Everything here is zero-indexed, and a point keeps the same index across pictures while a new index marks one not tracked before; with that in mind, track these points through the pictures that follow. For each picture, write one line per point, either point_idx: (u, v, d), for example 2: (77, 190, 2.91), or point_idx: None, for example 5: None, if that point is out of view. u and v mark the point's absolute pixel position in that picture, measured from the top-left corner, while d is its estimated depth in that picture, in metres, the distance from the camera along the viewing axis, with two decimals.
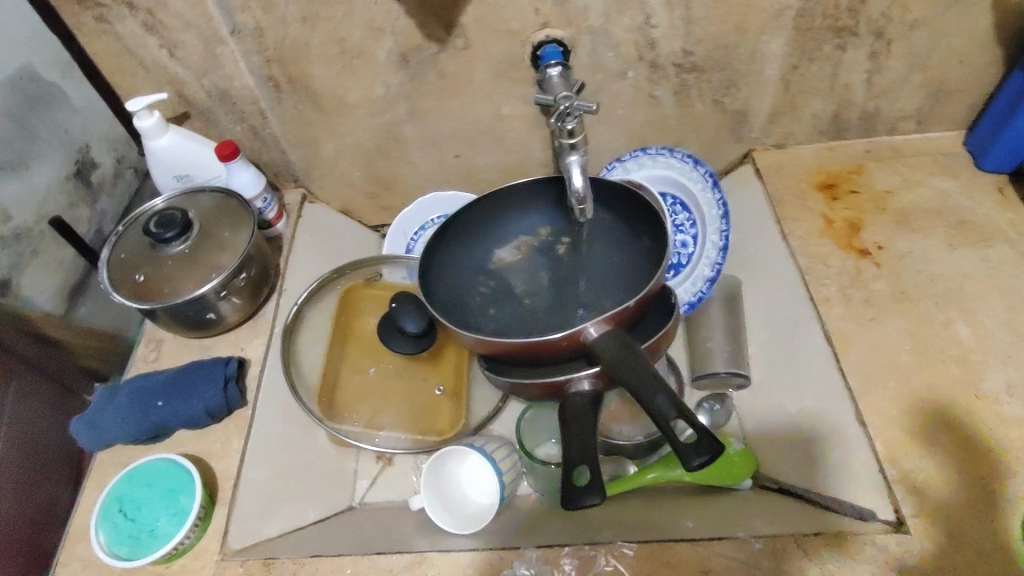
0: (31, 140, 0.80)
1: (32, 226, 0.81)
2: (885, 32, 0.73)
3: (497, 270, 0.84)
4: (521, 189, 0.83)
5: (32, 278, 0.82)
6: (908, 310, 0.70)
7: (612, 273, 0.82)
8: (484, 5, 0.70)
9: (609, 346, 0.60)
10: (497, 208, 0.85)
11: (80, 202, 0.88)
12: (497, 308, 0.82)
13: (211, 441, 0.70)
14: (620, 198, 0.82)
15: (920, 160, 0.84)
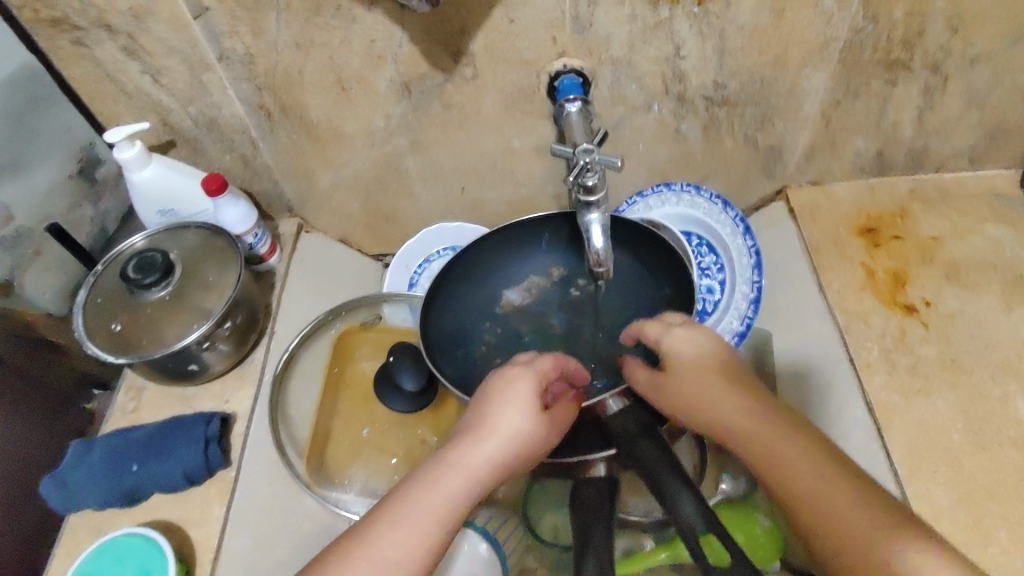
0: (30, 140, 0.71)
1: (32, 226, 0.75)
2: (943, 67, 0.66)
3: (502, 318, 0.76)
4: (533, 224, 0.75)
5: (33, 279, 0.77)
6: (960, 382, 0.64)
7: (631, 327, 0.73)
8: (495, 33, 0.63)
9: (629, 424, 0.57)
10: (505, 247, 0.76)
11: (84, 200, 0.80)
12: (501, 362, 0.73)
13: (190, 506, 0.65)
14: (644, 241, 0.73)
15: (972, 204, 0.76)
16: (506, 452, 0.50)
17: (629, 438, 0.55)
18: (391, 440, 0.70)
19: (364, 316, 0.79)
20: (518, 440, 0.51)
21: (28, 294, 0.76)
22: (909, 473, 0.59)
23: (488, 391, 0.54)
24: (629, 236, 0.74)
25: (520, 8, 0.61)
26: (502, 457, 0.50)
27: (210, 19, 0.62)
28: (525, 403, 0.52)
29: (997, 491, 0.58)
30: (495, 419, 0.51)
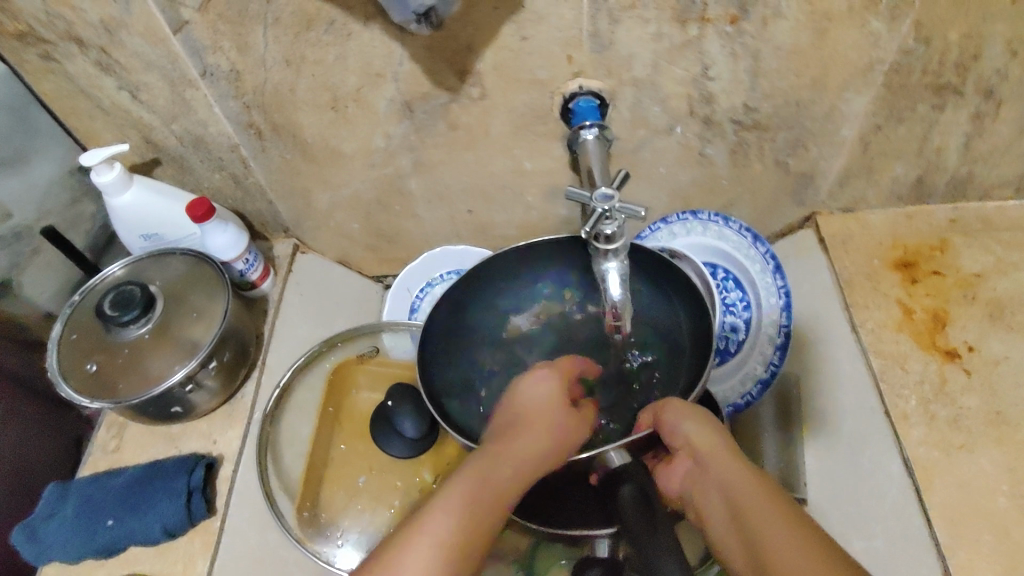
0: (33, 134, 0.67)
1: (33, 223, 0.70)
2: (997, 92, 0.60)
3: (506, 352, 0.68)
4: (546, 250, 0.67)
5: (31, 278, 0.72)
6: (1006, 438, 0.59)
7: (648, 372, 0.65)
8: (505, 51, 0.57)
9: (629, 492, 0.50)
10: (515, 273, 0.68)
11: (85, 197, 0.75)
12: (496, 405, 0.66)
13: (172, 561, 0.60)
14: (665, 274, 0.65)
15: (1018, 236, 0.70)
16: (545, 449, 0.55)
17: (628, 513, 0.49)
18: (389, 488, 0.65)
19: (362, 346, 0.74)
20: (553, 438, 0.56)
21: (27, 294, 0.72)
22: (952, 542, 0.55)
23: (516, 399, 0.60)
24: (652, 266, 0.65)
25: (533, 25, 0.55)
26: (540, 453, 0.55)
27: (191, 34, 0.56)
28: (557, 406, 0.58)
29: None
30: (533, 420, 0.57)
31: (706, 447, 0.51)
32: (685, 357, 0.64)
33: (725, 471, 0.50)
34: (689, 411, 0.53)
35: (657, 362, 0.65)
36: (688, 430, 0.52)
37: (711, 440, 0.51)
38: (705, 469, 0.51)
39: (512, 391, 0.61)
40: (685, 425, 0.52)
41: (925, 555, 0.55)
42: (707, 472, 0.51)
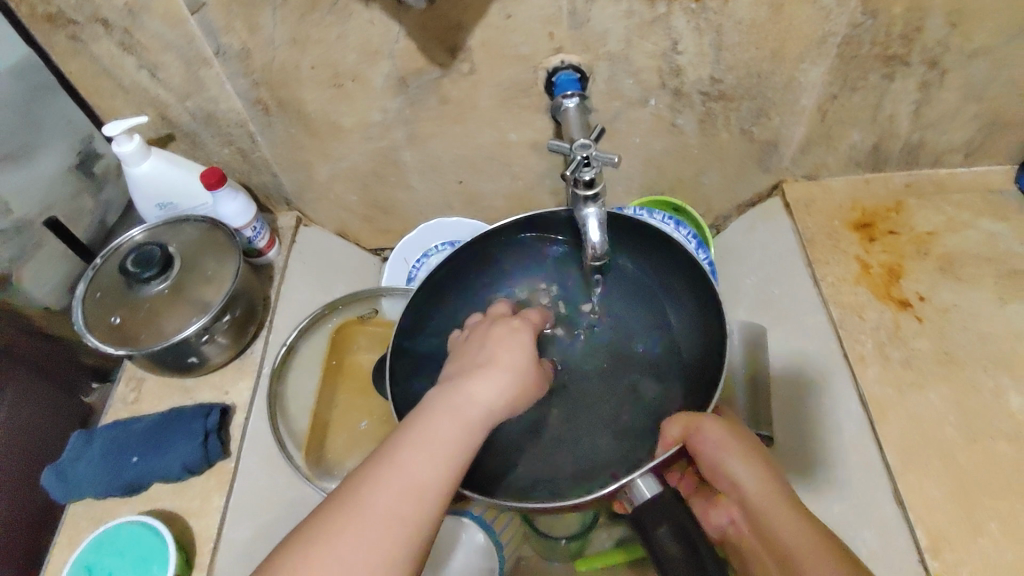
0: (36, 130, 0.71)
1: (32, 217, 0.73)
2: (939, 62, 0.66)
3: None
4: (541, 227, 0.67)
5: (34, 271, 0.75)
6: (954, 374, 0.65)
7: (643, 361, 0.63)
8: (492, 29, 0.63)
9: (665, 534, 0.49)
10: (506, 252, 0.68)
11: (83, 192, 0.79)
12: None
13: (190, 497, 0.66)
14: (661, 255, 0.65)
15: (967, 198, 0.76)
16: (513, 389, 0.52)
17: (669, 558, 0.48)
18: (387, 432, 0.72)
19: (362, 309, 0.79)
20: (523, 379, 0.54)
21: (28, 288, 0.75)
22: (902, 466, 0.61)
23: (484, 338, 0.56)
24: (648, 246, 0.65)
25: (517, 4, 0.61)
26: (509, 392, 0.52)
27: (206, 15, 0.62)
28: (525, 349, 0.55)
29: (989, 485, 0.59)
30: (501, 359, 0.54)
31: (749, 486, 0.52)
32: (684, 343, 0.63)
33: (770, 513, 0.51)
34: (729, 442, 0.53)
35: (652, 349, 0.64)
36: (729, 465, 0.53)
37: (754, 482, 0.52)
38: (747, 506, 0.52)
39: (480, 334, 0.58)
40: (726, 460, 0.53)
41: (877, 479, 0.61)
42: (749, 512, 0.52)
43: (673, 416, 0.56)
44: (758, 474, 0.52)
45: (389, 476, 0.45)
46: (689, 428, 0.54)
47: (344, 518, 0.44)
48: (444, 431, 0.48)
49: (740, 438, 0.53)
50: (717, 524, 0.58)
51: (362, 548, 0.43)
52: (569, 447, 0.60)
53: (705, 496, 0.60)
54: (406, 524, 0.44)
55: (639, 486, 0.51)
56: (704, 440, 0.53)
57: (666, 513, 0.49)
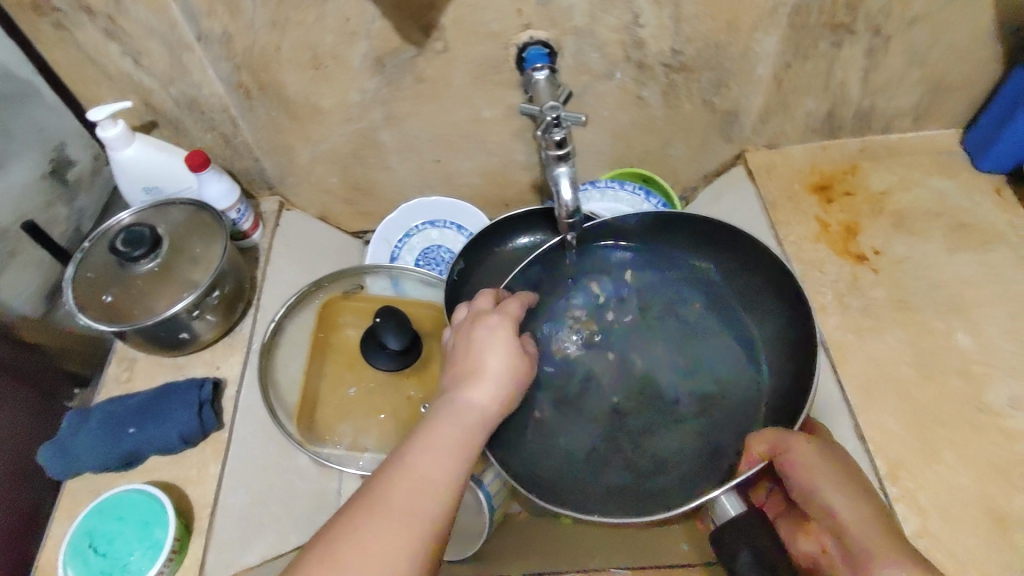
0: (7, 139, 0.73)
1: (8, 226, 0.75)
2: (884, 29, 0.70)
3: (589, 330, 0.69)
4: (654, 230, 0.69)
5: (13, 279, 0.77)
6: (909, 320, 0.69)
7: (726, 383, 0.65)
8: (463, 6, 0.66)
9: (745, 557, 0.52)
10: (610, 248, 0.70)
11: (57, 200, 0.82)
12: (571, 385, 0.66)
13: (187, 466, 0.68)
14: (766, 282, 0.67)
15: (917, 159, 0.81)
16: (507, 387, 0.55)
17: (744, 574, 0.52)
18: (377, 398, 0.75)
19: (346, 286, 0.82)
20: (513, 374, 0.56)
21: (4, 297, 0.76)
22: (863, 405, 0.64)
23: (469, 336, 0.57)
24: (757, 271, 0.67)
25: None
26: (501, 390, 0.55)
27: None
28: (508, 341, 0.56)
29: (944, 417, 0.63)
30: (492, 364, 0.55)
31: (844, 514, 0.52)
32: (768, 368, 0.65)
33: (867, 544, 0.50)
34: (818, 464, 0.54)
35: (738, 373, 0.65)
36: (820, 489, 0.53)
37: (849, 505, 0.52)
38: (842, 536, 0.52)
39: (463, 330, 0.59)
40: (813, 483, 0.53)
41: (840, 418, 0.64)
42: (844, 543, 0.52)
43: (757, 433, 0.57)
44: (852, 501, 0.53)
45: (401, 481, 0.48)
46: (776, 446, 0.56)
47: (362, 521, 0.46)
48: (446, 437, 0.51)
49: (831, 462, 0.54)
50: (806, 551, 0.56)
51: (384, 547, 0.45)
52: (648, 456, 0.63)
53: (796, 522, 0.58)
54: (422, 524, 0.47)
55: (724, 504, 0.55)
56: (794, 461, 0.54)
57: (746, 532, 0.53)
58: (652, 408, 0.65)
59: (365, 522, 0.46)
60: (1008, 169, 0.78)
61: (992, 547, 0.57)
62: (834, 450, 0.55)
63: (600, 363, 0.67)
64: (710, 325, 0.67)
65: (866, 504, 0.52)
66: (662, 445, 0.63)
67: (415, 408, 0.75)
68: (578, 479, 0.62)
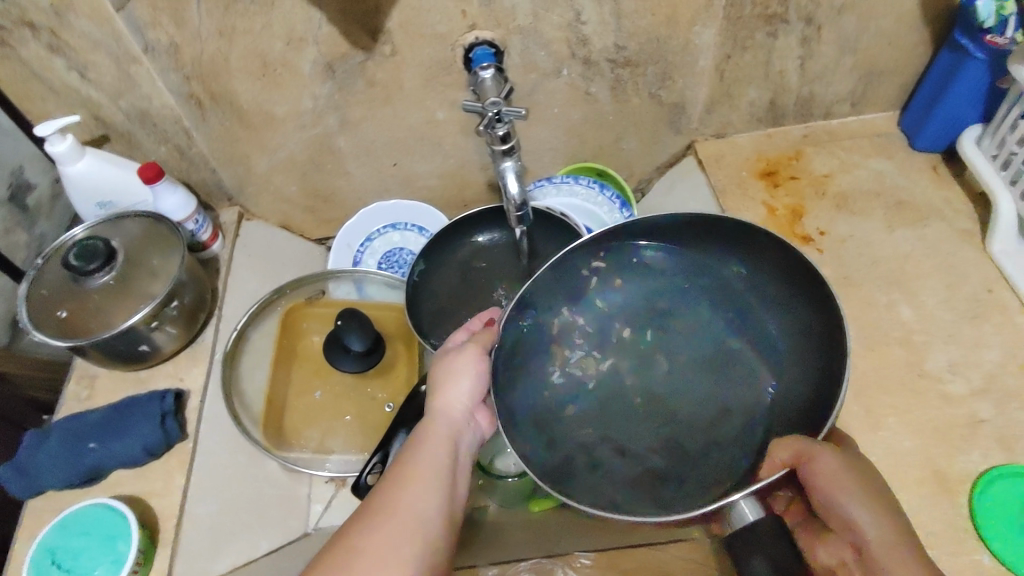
0: None
1: None
2: (815, 18, 0.73)
3: (601, 339, 0.63)
4: (656, 229, 0.61)
5: None
6: (854, 295, 0.72)
7: (756, 383, 0.60)
8: (408, 9, 0.68)
9: (759, 565, 0.49)
10: (611, 252, 0.63)
11: (17, 226, 0.81)
12: (593, 398, 0.61)
13: (152, 479, 0.68)
14: (784, 272, 0.59)
15: (858, 142, 0.84)
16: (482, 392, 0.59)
17: None
18: (343, 400, 0.76)
19: (309, 292, 0.83)
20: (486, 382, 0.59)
21: None
22: None
23: (442, 361, 0.59)
24: (772, 261, 0.59)
25: None
26: (477, 397, 0.58)
27: (132, 12, 0.64)
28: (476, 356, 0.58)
29: (887, 385, 0.66)
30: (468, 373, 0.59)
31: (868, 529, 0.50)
32: (796, 367, 0.58)
33: (890, 561, 0.49)
34: (844, 477, 0.51)
35: (766, 372, 0.60)
36: (845, 504, 0.51)
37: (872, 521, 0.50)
38: (865, 551, 0.50)
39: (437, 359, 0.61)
40: (840, 497, 0.51)
41: None
42: (867, 556, 0.50)
43: (784, 438, 0.54)
44: (877, 516, 0.51)
45: (400, 492, 0.50)
46: (803, 456, 0.52)
47: (368, 533, 0.47)
48: (432, 449, 0.54)
49: (857, 475, 0.52)
50: (824, 562, 0.53)
51: (394, 555, 0.46)
52: (669, 460, 0.58)
53: (813, 529, 0.55)
54: (428, 527, 0.49)
55: (742, 507, 0.51)
56: (820, 473, 0.51)
57: (759, 541, 0.49)
58: (680, 416, 0.60)
59: (372, 534, 0.47)
60: (942, 148, 0.82)
61: (937, 506, 0.60)
62: (858, 459, 0.53)
63: (617, 373, 0.62)
64: (729, 321, 0.62)
65: (890, 519, 0.51)
66: (691, 457, 0.58)
67: (381, 409, 0.75)
68: (600, 489, 0.57)
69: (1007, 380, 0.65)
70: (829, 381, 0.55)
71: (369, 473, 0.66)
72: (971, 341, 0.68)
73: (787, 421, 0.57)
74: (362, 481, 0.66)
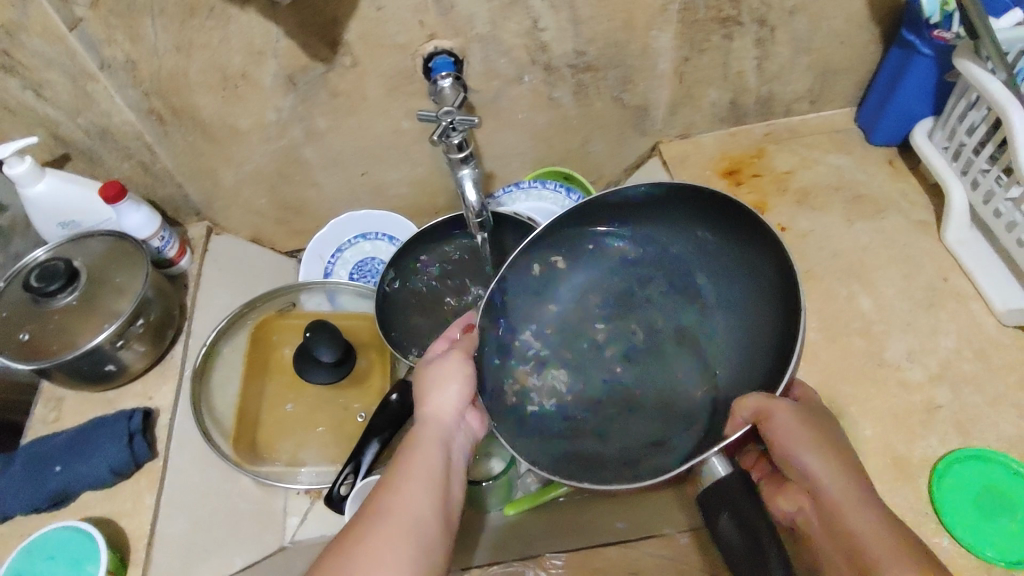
0: None
1: None
2: (768, 20, 0.75)
3: (579, 313, 0.65)
4: (620, 204, 0.63)
5: None
6: (815, 288, 0.74)
7: (726, 341, 0.60)
8: (366, 21, 0.68)
9: (726, 523, 0.50)
10: (582, 230, 0.65)
11: None
12: (572, 366, 0.63)
13: (122, 500, 0.68)
14: (746, 233, 0.60)
15: (817, 139, 0.86)
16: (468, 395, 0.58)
17: (727, 539, 0.50)
18: (316, 411, 0.75)
19: (279, 305, 0.82)
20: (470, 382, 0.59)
21: None
22: None
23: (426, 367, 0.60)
24: (732, 222, 0.60)
25: None
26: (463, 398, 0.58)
27: (86, 29, 0.64)
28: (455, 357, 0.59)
29: (848, 374, 0.68)
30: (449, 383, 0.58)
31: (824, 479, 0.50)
32: (761, 319, 0.58)
33: (846, 509, 0.49)
34: (801, 432, 0.52)
35: (735, 330, 0.60)
36: (801, 455, 0.51)
37: (830, 473, 0.51)
38: (819, 498, 0.51)
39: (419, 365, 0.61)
40: (797, 450, 0.51)
41: None
42: (823, 506, 0.50)
43: (742, 397, 0.54)
44: (833, 467, 0.51)
45: (393, 495, 0.50)
46: (761, 413, 0.53)
47: (362, 541, 0.47)
48: (422, 452, 0.53)
49: (813, 428, 0.52)
50: (784, 511, 0.55)
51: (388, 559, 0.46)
52: (646, 429, 0.59)
53: (776, 482, 0.57)
54: (424, 527, 0.49)
55: (713, 463, 0.53)
56: (775, 426, 0.52)
57: (728, 497, 0.51)
58: (658, 380, 0.61)
59: (365, 542, 0.47)
60: (898, 141, 0.84)
61: (899, 490, 0.62)
62: (813, 413, 0.53)
63: (596, 342, 0.63)
64: (699, 284, 0.62)
65: (846, 470, 0.51)
66: (666, 417, 0.59)
67: (354, 419, 0.75)
68: (581, 462, 0.58)
69: (963, 365, 0.68)
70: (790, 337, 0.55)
71: (341, 484, 0.68)
72: (927, 329, 0.70)
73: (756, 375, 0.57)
74: (336, 492, 0.68)
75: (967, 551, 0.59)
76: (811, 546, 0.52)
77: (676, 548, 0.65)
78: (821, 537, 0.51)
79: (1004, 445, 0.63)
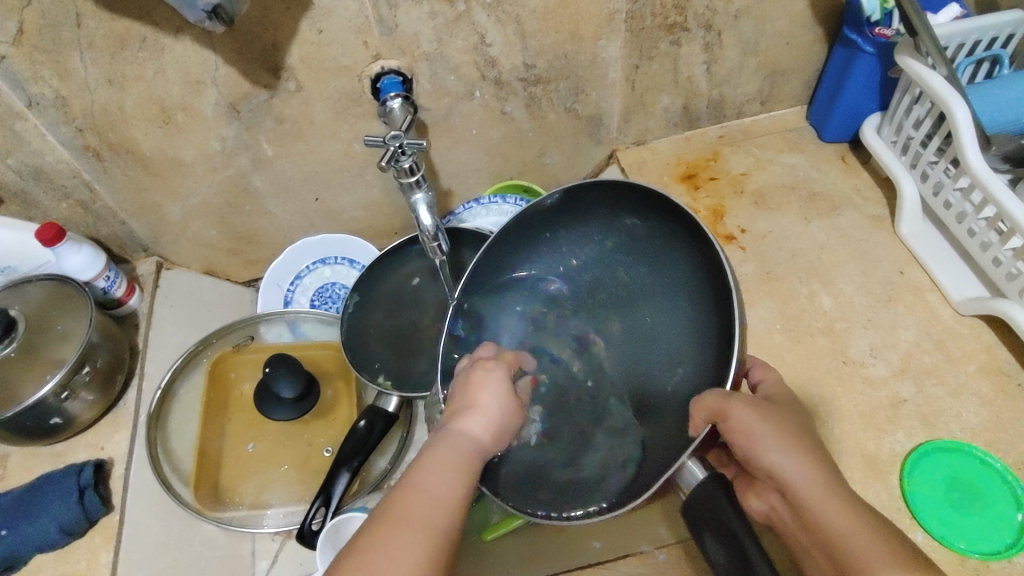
0: None
1: None
2: (714, 24, 0.75)
3: (542, 334, 0.62)
4: (540, 219, 0.64)
5: None
6: (776, 290, 0.75)
7: (677, 325, 0.56)
8: (308, 44, 0.66)
9: (710, 540, 0.51)
10: (518, 250, 0.65)
11: None
12: (548, 391, 0.60)
13: (75, 559, 0.65)
14: (665, 207, 0.58)
15: (769, 140, 0.87)
16: (503, 416, 0.55)
17: (714, 556, 0.51)
18: (279, 449, 0.72)
19: (236, 338, 0.80)
20: (506, 416, 0.55)
21: None
22: None
23: (466, 377, 0.57)
24: (649, 203, 0.59)
25: (325, 18, 0.64)
26: (495, 418, 0.54)
27: (9, 67, 0.60)
28: (503, 383, 0.56)
29: (813, 374, 0.69)
30: (482, 398, 0.55)
31: (789, 474, 0.49)
32: (700, 295, 0.55)
33: (817, 503, 0.48)
34: (755, 428, 0.50)
35: (680, 311, 0.56)
36: (764, 455, 0.50)
37: (795, 466, 0.49)
38: (788, 495, 0.50)
39: (461, 372, 0.59)
40: (757, 449, 0.50)
41: None
42: (792, 502, 0.50)
43: (700, 398, 0.51)
44: (796, 460, 0.50)
45: (406, 496, 0.48)
46: (718, 414, 0.50)
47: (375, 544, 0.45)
48: (443, 463, 0.50)
49: (772, 422, 0.51)
50: (758, 510, 0.55)
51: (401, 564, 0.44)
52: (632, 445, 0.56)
53: (746, 479, 0.57)
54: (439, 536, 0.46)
55: (690, 468, 0.53)
56: (734, 426, 0.50)
57: (710, 507, 0.51)
58: (628, 383, 0.58)
59: (388, 539, 0.45)
60: (848, 138, 0.85)
61: (870, 487, 0.62)
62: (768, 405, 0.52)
63: (561, 360, 0.61)
64: (641, 273, 0.60)
65: (809, 461, 0.50)
66: (652, 430, 0.56)
67: (320, 454, 0.73)
68: (572, 491, 0.57)
69: (923, 358, 0.69)
70: (724, 302, 0.52)
71: (313, 518, 0.65)
72: (888, 323, 0.71)
73: (711, 353, 0.53)
74: (307, 528, 0.65)
75: (941, 544, 0.59)
76: (789, 542, 0.52)
77: (653, 566, 0.65)
78: (797, 538, 0.50)
79: (968, 435, 0.64)
